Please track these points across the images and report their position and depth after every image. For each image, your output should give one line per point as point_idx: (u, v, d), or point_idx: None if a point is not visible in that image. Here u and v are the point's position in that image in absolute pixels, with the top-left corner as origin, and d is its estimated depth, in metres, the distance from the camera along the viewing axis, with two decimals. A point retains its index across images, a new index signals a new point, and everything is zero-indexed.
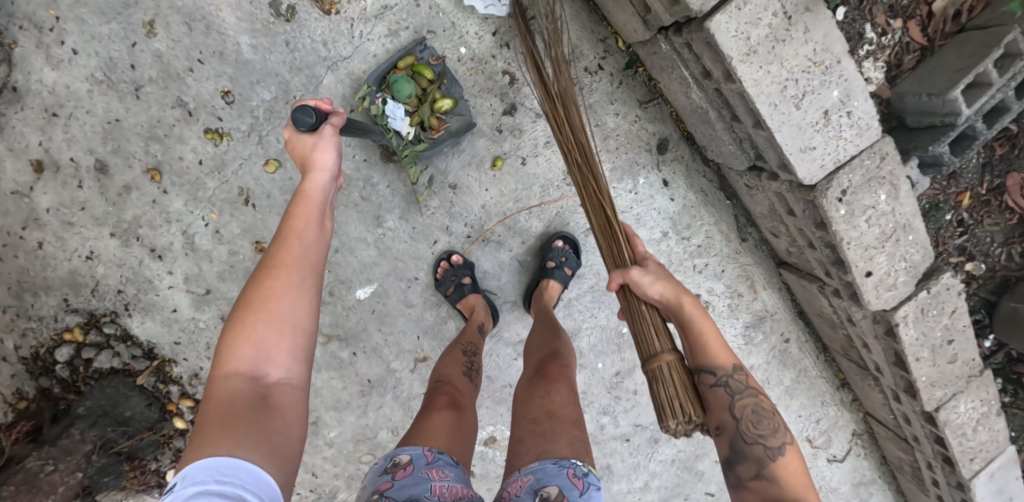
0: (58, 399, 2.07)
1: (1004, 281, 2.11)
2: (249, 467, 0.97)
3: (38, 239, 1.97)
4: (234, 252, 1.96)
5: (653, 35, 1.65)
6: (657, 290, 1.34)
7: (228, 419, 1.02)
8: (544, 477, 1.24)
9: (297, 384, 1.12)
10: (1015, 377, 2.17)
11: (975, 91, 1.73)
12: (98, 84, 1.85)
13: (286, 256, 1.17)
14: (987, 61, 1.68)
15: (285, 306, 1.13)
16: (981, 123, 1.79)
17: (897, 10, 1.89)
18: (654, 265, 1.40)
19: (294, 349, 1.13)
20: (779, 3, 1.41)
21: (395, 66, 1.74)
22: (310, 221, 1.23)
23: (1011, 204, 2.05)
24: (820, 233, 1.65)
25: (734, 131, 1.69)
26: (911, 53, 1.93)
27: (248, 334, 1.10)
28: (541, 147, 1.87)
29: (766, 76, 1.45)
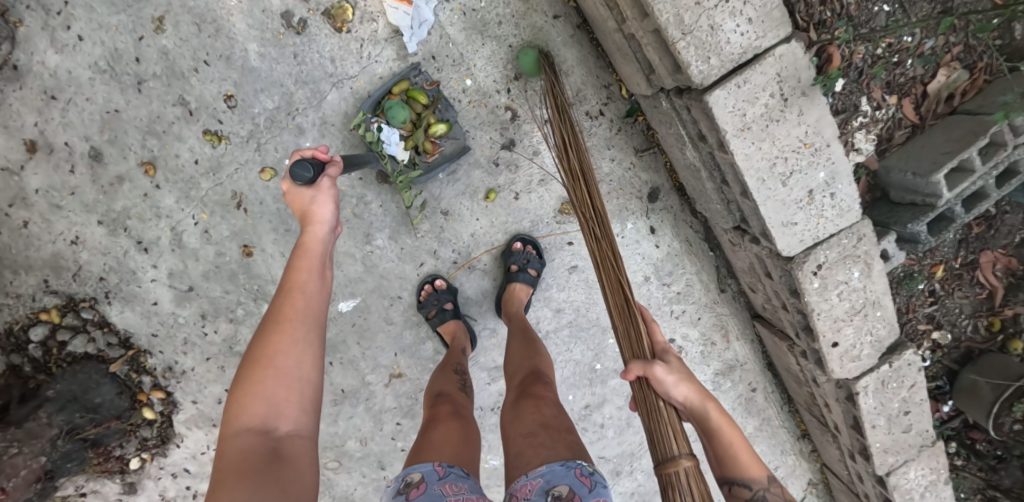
0: (28, 378, 2.07)
1: (968, 352, 2.19)
2: None
3: (24, 219, 1.98)
4: (221, 253, 1.96)
5: (656, 93, 1.69)
6: (682, 392, 1.32)
7: (243, 470, 1.14)
8: (552, 478, 1.33)
9: (305, 434, 1.25)
10: (968, 442, 2.25)
11: (958, 176, 1.78)
12: (100, 73, 1.84)
13: (290, 313, 1.31)
14: (972, 150, 1.72)
15: (290, 360, 1.27)
16: (959, 207, 1.84)
17: (893, 87, 1.94)
18: (676, 360, 1.39)
19: (300, 400, 1.27)
20: (777, 85, 1.46)
21: (390, 92, 1.76)
22: (311, 274, 1.36)
23: (981, 279, 2.12)
24: (794, 300, 1.71)
25: (723, 192, 1.74)
26: (902, 129, 1.98)
27: (259, 391, 1.24)
28: (536, 184, 1.90)
29: (757, 152, 1.50)
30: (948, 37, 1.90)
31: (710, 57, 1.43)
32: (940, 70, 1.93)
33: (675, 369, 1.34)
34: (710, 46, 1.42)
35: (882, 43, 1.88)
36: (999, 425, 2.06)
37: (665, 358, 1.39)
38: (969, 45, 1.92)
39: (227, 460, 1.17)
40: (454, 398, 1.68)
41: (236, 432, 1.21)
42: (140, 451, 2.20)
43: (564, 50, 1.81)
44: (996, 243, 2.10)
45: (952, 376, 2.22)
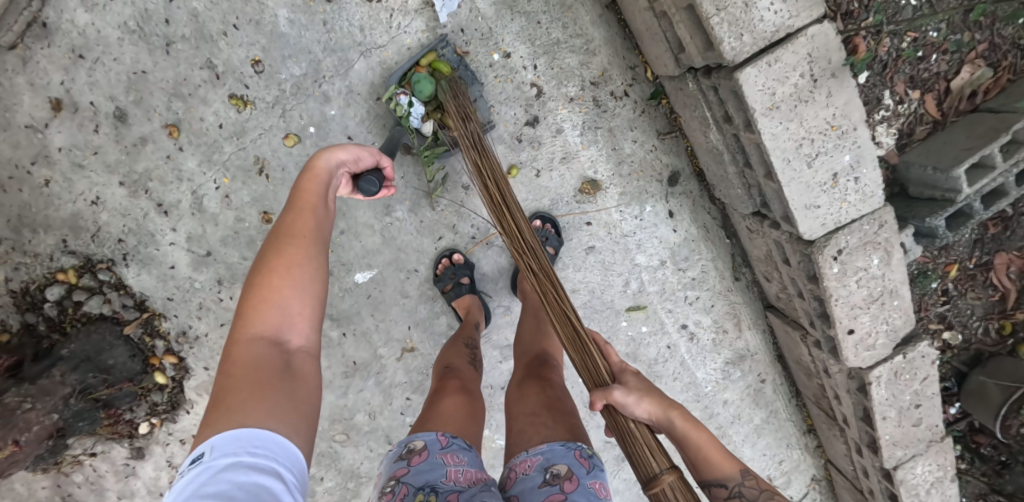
0: (41, 337, 2.09)
1: (978, 354, 2.19)
2: (280, 433, 1.08)
3: (46, 177, 2.00)
4: (240, 219, 1.97)
5: (682, 73, 1.70)
6: (644, 408, 1.30)
7: (255, 382, 1.14)
8: (552, 457, 1.34)
9: (313, 351, 1.25)
10: (973, 447, 2.24)
11: (978, 172, 1.78)
12: (129, 34, 1.85)
13: (301, 232, 1.31)
14: (994, 146, 1.73)
15: (305, 276, 1.27)
16: (979, 203, 1.83)
17: (917, 82, 1.94)
18: (635, 379, 1.35)
19: (311, 314, 1.27)
20: (808, 65, 1.46)
21: (418, 63, 1.74)
22: (319, 199, 1.36)
23: (995, 281, 2.12)
24: (811, 286, 1.71)
25: (745, 176, 1.74)
26: (923, 124, 1.98)
27: (270, 303, 1.23)
28: (557, 162, 1.89)
29: (784, 132, 1.51)
30: (974, 33, 1.91)
31: (743, 34, 1.43)
32: (964, 66, 1.93)
33: (636, 391, 1.30)
34: (744, 24, 1.42)
35: (906, 37, 1.89)
36: (1007, 428, 2.05)
37: (625, 380, 1.35)
38: (993, 43, 1.92)
39: (236, 368, 1.16)
40: (462, 370, 1.69)
41: (245, 342, 1.20)
42: (148, 416, 2.21)
43: (593, 29, 1.80)
44: (1009, 244, 2.09)
45: (961, 377, 2.21)
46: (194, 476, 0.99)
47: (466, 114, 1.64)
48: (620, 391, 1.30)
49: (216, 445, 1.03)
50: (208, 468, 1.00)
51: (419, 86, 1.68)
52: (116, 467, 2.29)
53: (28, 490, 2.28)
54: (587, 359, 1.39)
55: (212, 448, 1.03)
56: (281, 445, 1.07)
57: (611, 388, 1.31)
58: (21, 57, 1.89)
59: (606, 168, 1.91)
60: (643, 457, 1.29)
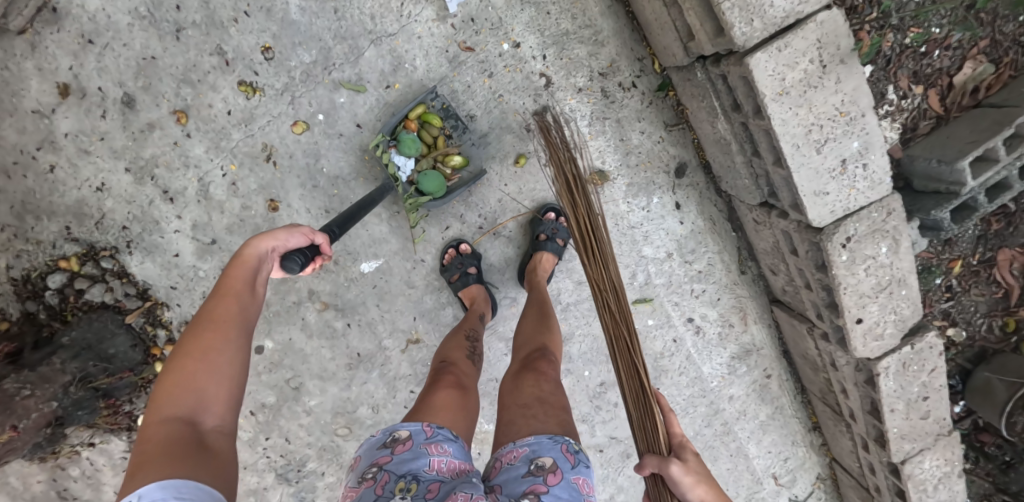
0: (42, 325, 2.09)
1: (981, 352, 2.18)
2: (200, 489, 1.09)
3: (51, 162, 2.00)
4: (246, 207, 1.95)
5: (691, 62, 1.71)
6: (698, 496, 1.21)
7: (169, 453, 1.13)
8: (538, 449, 1.29)
9: (230, 430, 1.26)
10: (978, 445, 2.24)
11: (982, 165, 1.79)
12: (140, 19, 1.86)
13: (226, 315, 1.36)
14: (999, 139, 1.74)
15: (225, 357, 1.31)
16: (983, 196, 1.84)
17: (920, 77, 1.96)
18: (695, 458, 1.26)
19: (228, 397, 1.29)
20: (818, 51, 1.47)
21: (405, 118, 1.79)
22: (245, 286, 1.42)
23: (998, 278, 2.11)
24: (820, 275, 1.71)
25: (752, 165, 1.75)
26: (927, 119, 2.00)
27: (188, 383, 1.25)
28: None
29: (794, 117, 1.51)
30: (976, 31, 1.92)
31: (753, 20, 1.44)
32: (966, 62, 1.95)
33: (693, 470, 1.23)
34: (755, 9, 1.43)
35: (910, 32, 1.91)
36: (1013, 425, 2.02)
37: (684, 455, 1.27)
38: (995, 40, 1.95)
39: (148, 446, 1.15)
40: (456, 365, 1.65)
41: (161, 421, 1.20)
42: (148, 408, 2.19)
43: (601, 21, 1.81)
44: (1012, 241, 2.08)
45: (965, 375, 2.20)
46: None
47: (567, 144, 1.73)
48: (676, 467, 1.23)
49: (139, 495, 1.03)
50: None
51: (408, 143, 1.76)
52: (113, 461, 2.26)
53: (23, 485, 2.25)
54: (650, 427, 1.35)
55: (133, 496, 1.04)
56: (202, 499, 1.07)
57: (669, 460, 1.24)
58: (31, 42, 1.91)
59: (614, 158, 1.92)
60: None
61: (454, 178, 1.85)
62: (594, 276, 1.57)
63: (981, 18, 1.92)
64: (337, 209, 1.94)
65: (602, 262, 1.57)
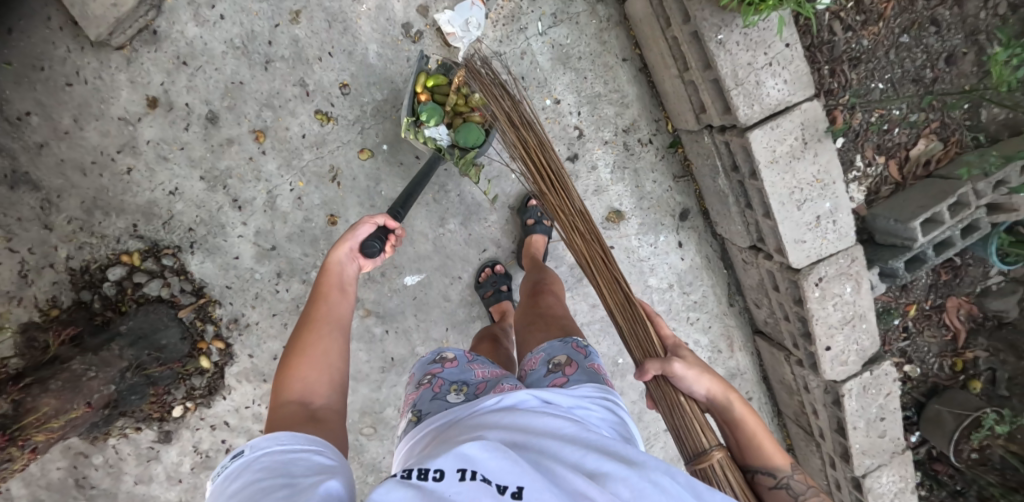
0: (95, 313, 2.27)
1: (933, 383, 2.72)
2: (309, 440, 1.29)
3: (129, 165, 2.21)
4: (308, 219, 2.21)
5: (700, 129, 2.08)
6: (704, 384, 1.47)
7: (288, 426, 1.35)
8: (552, 351, 1.63)
9: (335, 407, 1.47)
10: (929, 467, 2.74)
11: (931, 224, 2.27)
12: (234, 49, 2.12)
13: (323, 313, 1.59)
14: (943, 205, 2.22)
15: (325, 348, 1.53)
16: (931, 251, 2.32)
17: (883, 149, 2.45)
18: (689, 353, 1.53)
19: (331, 380, 1.50)
20: (802, 130, 1.84)
21: (417, 94, 1.97)
22: (335, 288, 1.65)
23: (946, 321, 2.67)
24: (797, 307, 2.10)
25: (745, 215, 2.14)
26: (887, 185, 2.48)
27: (297, 372, 1.48)
28: (590, 193, 2.24)
29: (781, 181, 1.88)
30: (929, 114, 2.42)
31: (754, 104, 1.80)
32: (920, 139, 2.45)
33: (692, 368, 1.49)
34: (756, 96, 1.79)
35: (875, 112, 2.39)
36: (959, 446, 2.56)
37: (681, 354, 1.53)
38: (944, 122, 2.45)
39: (271, 422, 1.38)
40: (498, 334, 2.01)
41: (280, 407, 1.43)
42: (185, 400, 2.35)
43: (627, 87, 2.19)
44: (959, 291, 2.65)
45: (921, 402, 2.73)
46: (242, 462, 1.22)
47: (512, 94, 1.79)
48: (680, 365, 1.48)
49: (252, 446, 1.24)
50: (249, 458, 1.22)
51: (426, 116, 1.94)
52: (140, 450, 2.39)
53: (42, 471, 2.34)
54: (645, 338, 1.58)
55: (250, 445, 1.25)
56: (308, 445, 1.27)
57: (670, 361, 1.49)
58: (127, 57, 2.15)
59: (630, 201, 2.27)
60: (694, 436, 1.48)
61: (485, 119, 2.00)
62: (557, 203, 1.71)
63: (935, 104, 2.42)
64: (390, 228, 2.20)
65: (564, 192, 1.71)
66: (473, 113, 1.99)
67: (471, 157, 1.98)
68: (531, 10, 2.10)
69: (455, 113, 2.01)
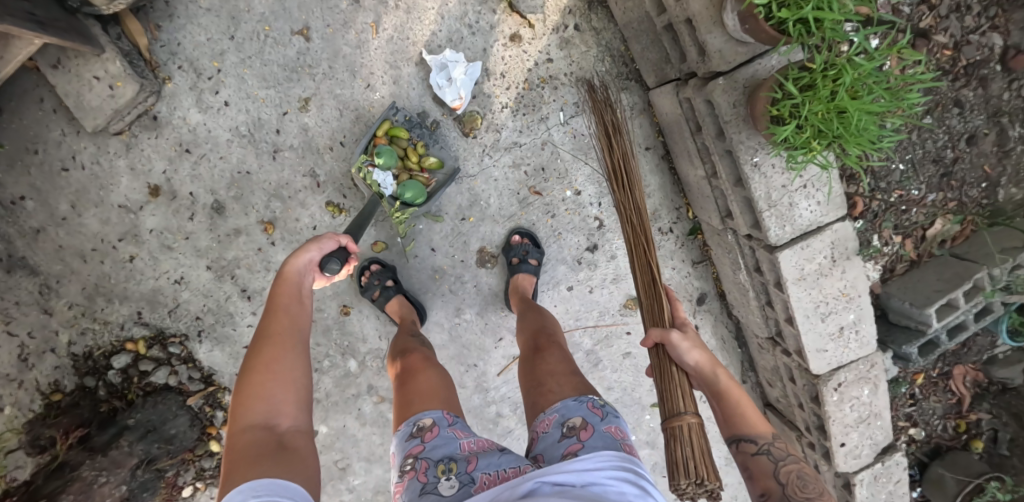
0: (100, 400, 2.19)
1: (936, 446, 2.64)
2: (281, 481, 1.22)
3: (132, 253, 2.14)
4: (319, 309, 2.15)
5: (724, 228, 2.03)
6: (695, 356, 1.49)
7: (254, 457, 1.27)
8: (566, 411, 1.40)
9: (303, 429, 1.39)
10: None
11: (947, 309, 2.23)
12: (239, 137, 2.03)
13: (280, 327, 1.51)
14: (959, 291, 2.18)
15: (286, 364, 1.44)
16: (945, 335, 2.27)
17: (901, 228, 2.37)
18: (690, 329, 1.56)
19: (296, 399, 1.42)
20: (831, 249, 1.82)
21: (375, 135, 1.93)
22: (291, 297, 1.57)
23: (952, 387, 2.58)
24: (813, 404, 2.09)
25: (764, 311, 2.11)
26: (902, 263, 2.41)
27: (258, 393, 1.39)
28: (609, 282, 2.20)
29: (808, 296, 1.87)
30: (947, 194, 2.34)
31: (785, 225, 1.77)
32: (937, 218, 2.37)
33: (693, 339, 1.51)
34: (788, 217, 1.76)
35: (895, 193, 2.32)
36: None
37: (684, 328, 1.55)
38: (961, 202, 2.37)
39: (233, 454, 1.29)
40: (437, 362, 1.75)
41: (240, 433, 1.33)
42: (195, 480, 2.29)
43: (649, 177, 2.13)
44: (966, 358, 2.56)
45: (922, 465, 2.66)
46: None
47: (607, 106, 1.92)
48: (678, 336, 1.51)
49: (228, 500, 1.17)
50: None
51: (383, 157, 1.87)
52: None
53: None
54: (655, 306, 1.62)
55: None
56: (284, 487, 1.20)
57: (670, 331, 1.52)
58: (126, 142, 2.04)
59: None
60: (673, 400, 1.47)
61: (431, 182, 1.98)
62: (621, 197, 1.79)
63: (952, 184, 2.34)
64: None
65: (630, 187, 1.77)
66: (423, 174, 1.97)
67: (408, 213, 1.94)
68: (554, 99, 2.03)
69: (408, 166, 1.95)
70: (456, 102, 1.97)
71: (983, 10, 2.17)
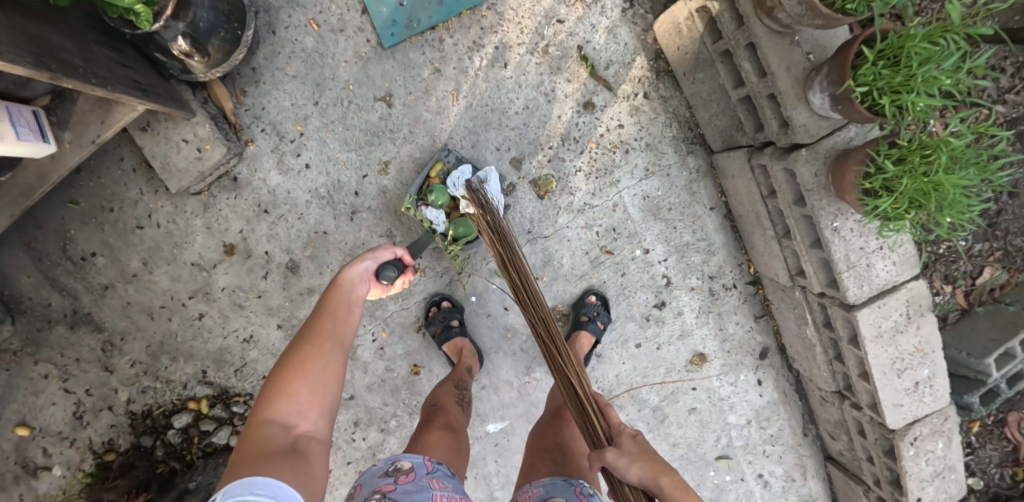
0: (155, 461, 2.16)
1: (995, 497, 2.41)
2: (275, 486, 1.17)
3: (201, 311, 2.16)
4: (390, 369, 2.16)
5: (792, 285, 2.08)
6: (635, 472, 1.40)
7: (262, 456, 1.23)
8: (551, 489, 1.43)
9: (321, 437, 1.34)
10: None
11: (1004, 358, 2.16)
12: (318, 198, 2.08)
13: (322, 332, 1.45)
14: (1016, 340, 2.12)
15: (320, 369, 1.39)
16: (1004, 384, 2.20)
17: (949, 279, 2.28)
18: (630, 441, 1.47)
19: (322, 404, 1.36)
20: (907, 306, 1.88)
21: (429, 176, 2.00)
22: (342, 305, 1.51)
23: (1009, 435, 2.36)
24: (887, 458, 2.10)
25: (832, 365, 2.14)
26: (952, 312, 2.32)
27: (287, 390, 1.34)
28: (676, 338, 2.24)
29: (884, 352, 1.92)
30: (992, 242, 2.24)
31: (864, 285, 1.83)
32: (985, 267, 2.27)
33: (623, 454, 1.43)
34: (867, 277, 1.82)
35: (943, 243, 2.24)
36: None
37: (620, 441, 1.47)
38: (1008, 250, 2.25)
39: (246, 446, 1.26)
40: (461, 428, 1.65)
41: (258, 426, 1.30)
42: None
43: (715, 236, 2.20)
44: (1021, 405, 2.34)
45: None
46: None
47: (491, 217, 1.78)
48: (613, 455, 1.43)
49: (223, 492, 1.14)
50: None
51: (434, 195, 1.93)
52: None
53: None
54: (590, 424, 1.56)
55: (227, 490, 1.14)
56: (275, 496, 1.15)
57: (604, 451, 1.45)
58: (204, 202, 2.09)
59: (714, 344, 2.27)
60: None
61: None
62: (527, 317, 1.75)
63: (998, 234, 2.24)
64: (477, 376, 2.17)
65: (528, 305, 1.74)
66: None
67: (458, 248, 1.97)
68: (625, 163, 2.13)
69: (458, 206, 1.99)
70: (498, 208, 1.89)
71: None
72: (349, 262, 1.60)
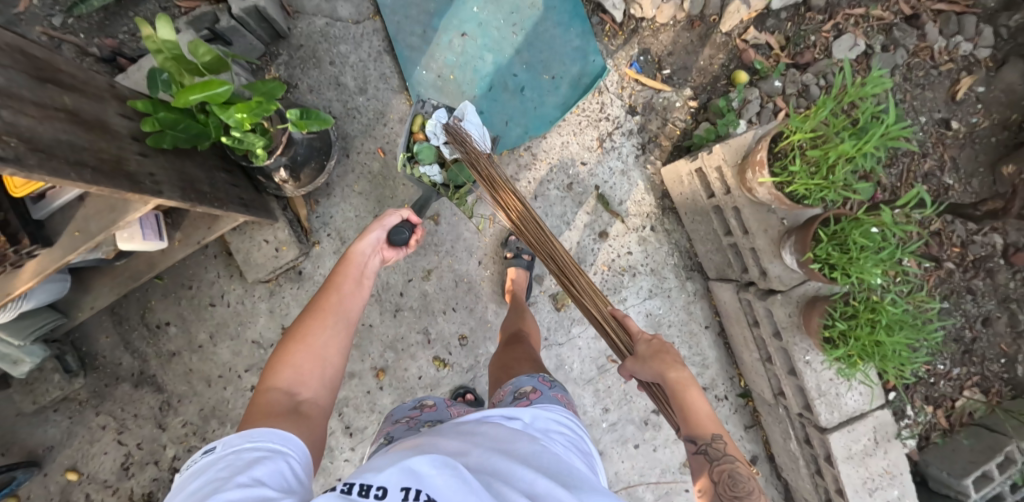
0: None
1: None
2: (273, 432, 1.38)
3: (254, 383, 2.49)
4: None
5: (776, 403, 2.37)
6: (648, 373, 1.73)
7: (267, 412, 1.46)
8: (518, 385, 1.69)
9: (320, 403, 1.56)
10: None
11: (982, 480, 2.38)
12: (368, 295, 2.44)
13: (332, 297, 1.71)
14: (990, 463, 2.36)
15: (320, 341, 1.62)
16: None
17: (929, 400, 2.66)
18: (646, 344, 1.79)
19: (322, 372, 1.59)
20: (874, 432, 2.16)
21: (412, 132, 2.21)
22: (352, 278, 1.76)
23: None
24: None
25: (815, 480, 2.36)
26: (935, 431, 2.66)
27: (289, 359, 1.58)
28: (671, 441, 2.51)
29: (855, 472, 2.16)
30: (966, 368, 2.68)
31: (833, 411, 2.12)
32: (961, 390, 2.67)
33: (640, 362, 1.76)
34: (835, 405, 2.11)
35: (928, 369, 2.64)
36: None
37: (636, 346, 1.82)
38: (981, 375, 2.68)
39: (256, 406, 1.49)
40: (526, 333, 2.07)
41: (266, 391, 1.53)
42: None
43: (709, 352, 2.51)
44: None
45: None
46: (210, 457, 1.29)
47: (488, 174, 2.07)
48: (631, 362, 1.79)
49: (223, 441, 1.32)
50: (216, 454, 1.29)
51: (423, 154, 2.20)
52: None
53: None
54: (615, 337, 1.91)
55: (223, 442, 1.32)
56: (274, 438, 1.36)
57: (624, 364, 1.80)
58: (270, 289, 2.46)
59: None
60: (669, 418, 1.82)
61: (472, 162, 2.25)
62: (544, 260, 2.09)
63: (971, 360, 2.68)
64: None
65: (539, 243, 2.06)
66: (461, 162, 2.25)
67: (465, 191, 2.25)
68: (632, 284, 2.48)
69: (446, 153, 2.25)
70: (484, 142, 2.21)
71: (984, 218, 2.70)
72: (359, 236, 1.86)
